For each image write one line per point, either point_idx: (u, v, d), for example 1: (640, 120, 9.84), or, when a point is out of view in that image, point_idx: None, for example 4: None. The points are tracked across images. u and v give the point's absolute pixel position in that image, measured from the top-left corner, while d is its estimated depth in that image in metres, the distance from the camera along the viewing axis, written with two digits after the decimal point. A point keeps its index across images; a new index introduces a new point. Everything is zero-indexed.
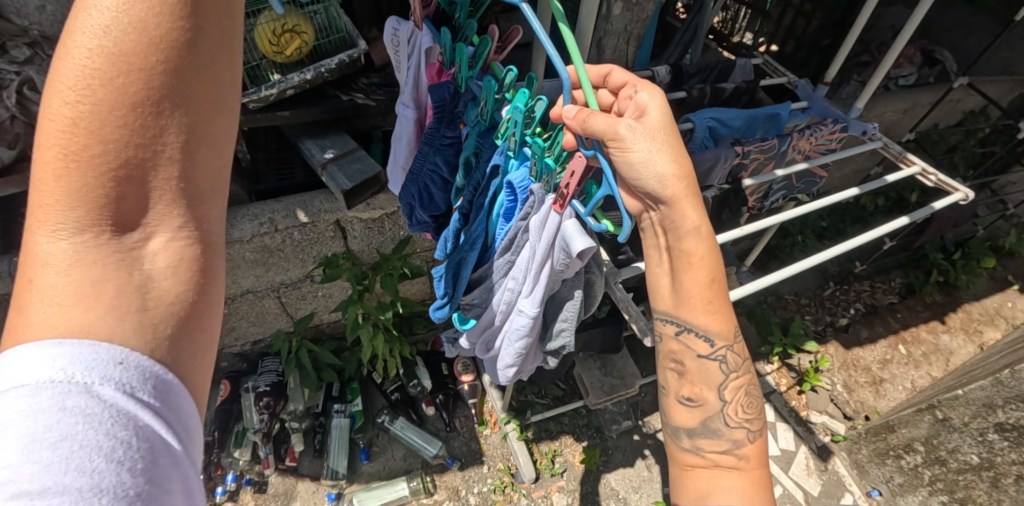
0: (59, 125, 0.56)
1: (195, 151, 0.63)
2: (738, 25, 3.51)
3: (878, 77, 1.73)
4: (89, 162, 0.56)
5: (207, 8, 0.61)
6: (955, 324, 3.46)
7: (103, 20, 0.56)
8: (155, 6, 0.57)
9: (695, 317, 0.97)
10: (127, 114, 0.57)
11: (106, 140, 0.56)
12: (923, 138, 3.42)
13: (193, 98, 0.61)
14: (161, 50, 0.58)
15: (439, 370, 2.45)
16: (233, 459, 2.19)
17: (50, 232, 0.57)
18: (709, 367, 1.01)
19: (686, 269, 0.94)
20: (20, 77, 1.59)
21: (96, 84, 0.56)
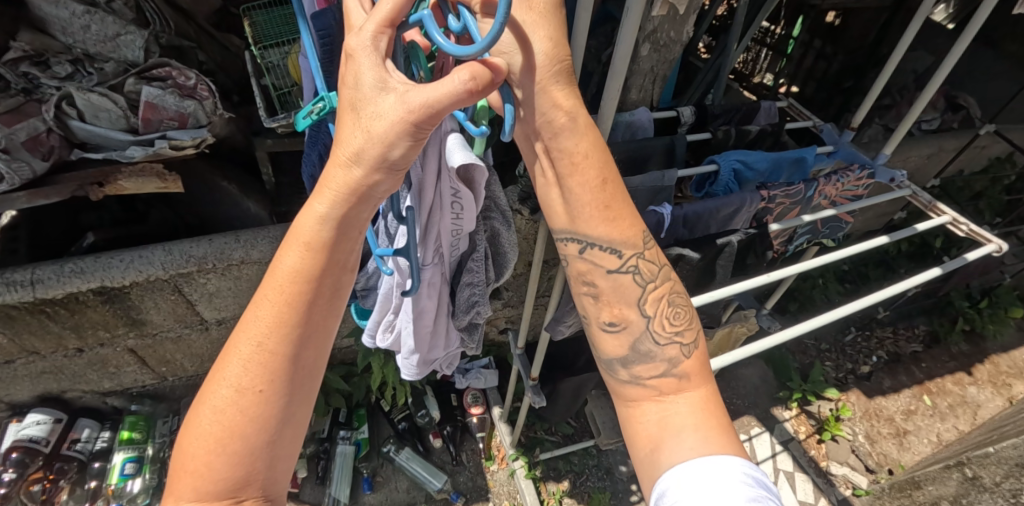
0: (208, 423, 0.76)
1: (283, 435, 0.80)
2: (758, 66, 3.49)
3: (909, 120, 1.68)
4: (223, 454, 0.75)
5: (315, 329, 0.80)
6: (982, 376, 3.33)
7: (250, 346, 0.76)
8: (282, 335, 0.77)
9: (595, 230, 0.91)
10: (249, 429, 0.76)
11: (238, 438, 0.76)
12: (948, 184, 3.38)
13: (294, 396, 0.80)
14: (277, 372, 0.77)
15: (449, 401, 2.42)
16: None
17: (176, 499, 0.76)
18: (623, 282, 0.97)
19: (571, 171, 0.87)
20: (61, 92, 1.64)
21: (231, 411, 0.76)
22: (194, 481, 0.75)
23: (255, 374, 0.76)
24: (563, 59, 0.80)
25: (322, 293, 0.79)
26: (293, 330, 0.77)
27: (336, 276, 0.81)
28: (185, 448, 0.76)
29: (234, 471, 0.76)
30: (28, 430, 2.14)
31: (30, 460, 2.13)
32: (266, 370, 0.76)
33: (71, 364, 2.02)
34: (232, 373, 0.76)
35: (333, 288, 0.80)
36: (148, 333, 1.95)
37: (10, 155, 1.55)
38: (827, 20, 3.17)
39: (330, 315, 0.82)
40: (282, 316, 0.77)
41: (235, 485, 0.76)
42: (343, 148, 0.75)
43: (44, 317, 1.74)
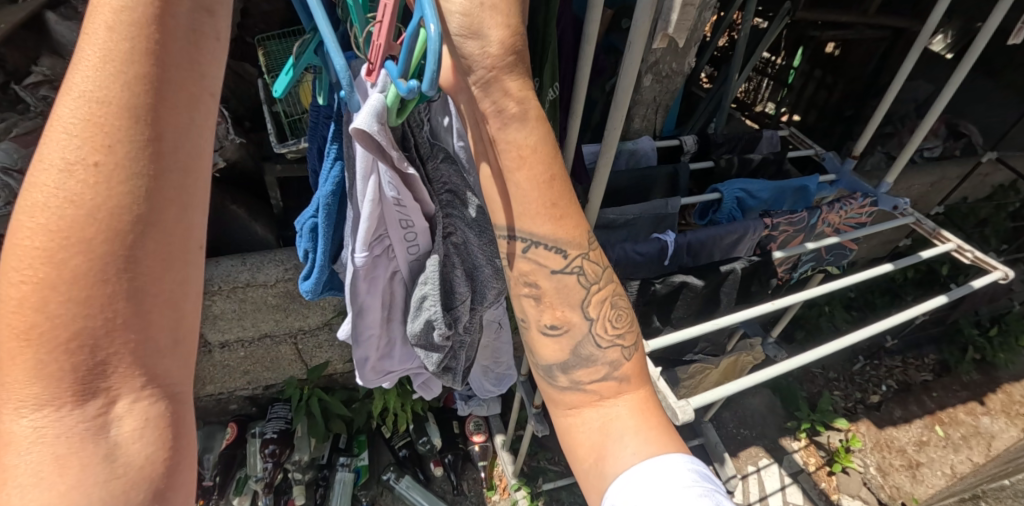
0: (33, 234, 0.55)
1: (149, 249, 0.60)
2: (760, 95, 3.55)
3: (909, 149, 1.70)
4: (61, 270, 0.55)
5: (170, 101, 0.59)
6: (995, 406, 3.26)
7: (73, 110, 0.55)
8: (115, 99, 0.56)
9: (539, 227, 0.83)
10: (85, 265, 0.56)
11: (80, 248, 0.56)
12: (952, 211, 3.38)
13: (157, 195, 0.59)
14: (109, 175, 0.56)
15: (450, 428, 2.38)
16: None
17: (15, 416, 0.58)
18: (568, 283, 0.89)
19: (519, 165, 0.78)
20: None
21: (61, 200, 0.55)
22: (31, 365, 0.56)
23: (75, 183, 0.55)
24: (519, 49, 0.72)
25: (168, 45, 0.59)
26: (119, 117, 0.56)
27: (183, 41, 0.60)
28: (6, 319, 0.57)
29: (77, 298, 0.56)
30: None
31: None
32: (99, 139, 0.55)
33: None
34: (56, 148, 0.56)
35: (184, 44, 0.60)
36: None
37: (26, 175, 1.58)
38: (826, 50, 3.25)
39: (183, 107, 0.61)
40: (95, 98, 0.55)
41: (85, 358, 0.58)
42: None
43: None
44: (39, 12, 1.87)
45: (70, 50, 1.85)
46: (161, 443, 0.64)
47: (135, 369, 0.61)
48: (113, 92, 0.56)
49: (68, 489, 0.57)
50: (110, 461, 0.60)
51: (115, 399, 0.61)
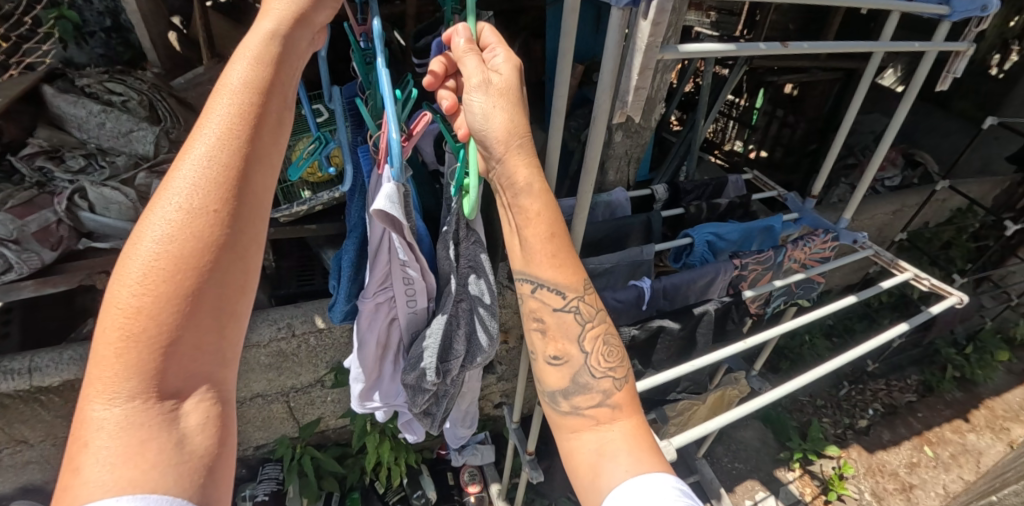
0: (148, 259, 0.59)
1: (240, 283, 0.64)
2: (727, 135, 3.73)
3: (865, 184, 1.81)
4: (172, 294, 0.59)
5: (271, 164, 0.67)
6: (979, 422, 3.33)
7: (199, 164, 0.62)
8: (235, 158, 0.63)
9: (544, 272, 0.92)
10: (192, 286, 0.60)
11: (190, 275, 0.60)
12: (916, 236, 3.56)
13: (252, 237, 0.65)
14: (225, 217, 0.62)
15: (445, 480, 2.36)
16: None
17: (104, 403, 0.58)
18: (567, 320, 0.95)
19: (525, 225, 0.89)
20: (74, 186, 1.72)
21: (181, 235, 0.60)
22: (133, 361, 0.58)
23: (195, 219, 0.60)
24: (524, 133, 0.84)
25: (276, 117, 0.68)
26: (236, 167, 0.63)
27: (284, 115, 0.69)
28: (110, 330, 0.58)
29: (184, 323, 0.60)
30: None
31: None
32: (219, 187, 0.62)
33: (59, 454, 1.96)
34: (178, 191, 0.61)
35: (284, 119, 0.69)
36: None
37: (21, 245, 1.61)
38: (785, 91, 3.42)
39: (279, 165, 0.68)
40: (222, 155, 0.63)
41: (177, 371, 0.61)
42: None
43: (38, 406, 1.74)
44: (36, 86, 1.96)
45: (65, 122, 1.92)
46: (221, 442, 0.63)
47: (212, 376, 0.63)
48: (237, 148, 0.63)
49: (150, 467, 0.56)
50: (181, 448, 0.59)
51: (190, 402, 0.61)
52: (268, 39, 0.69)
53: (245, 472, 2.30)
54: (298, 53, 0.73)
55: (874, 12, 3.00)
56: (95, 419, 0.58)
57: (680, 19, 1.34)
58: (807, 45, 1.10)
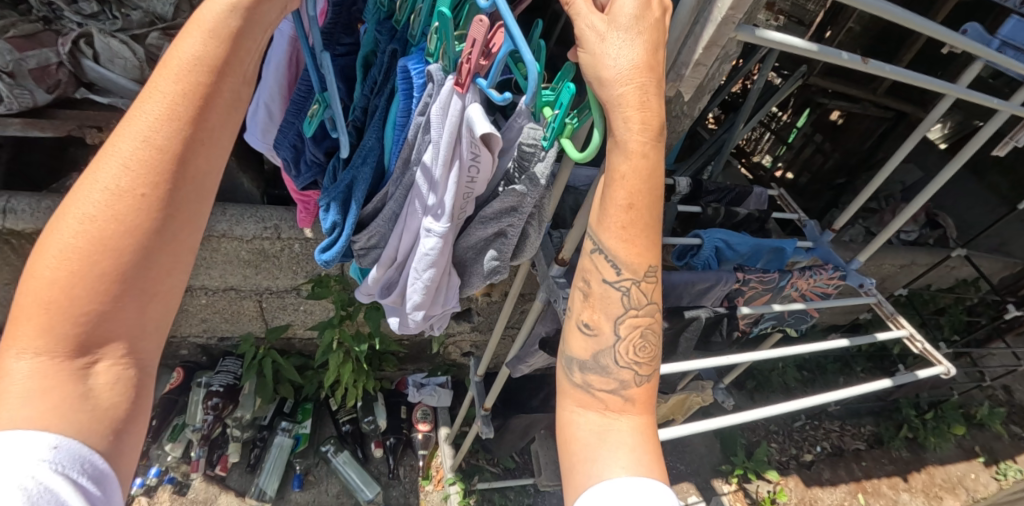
0: (70, 231, 0.58)
1: (165, 258, 0.62)
2: (760, 146, 3.64)
3: (886, 233, 1.76)
4: (89, 266, 0.58)
5: (212, 148, 0.63)
6: (917, 484, 3.40)
7: (132, 144, 0.59)
8: (169, 142, 0.60)
9: (609, 240, 0.84)
10: (114, 261, 0.59)
11: (110, 253, 0.59)
12: (914, 295, 3.53)
13: (182, 217, 0.63)
14: (152, 203, 0.60)
15: (398, 413, 2.34)
16: (161, 453, 2.09)
17: (16, 354, 0.59)
18: (612, 297, 0.88)
19: (610, 183, 0.80)
20: (81, 30, 1.62)
21: (104, 217, 0.58)
22: (45, 326, 0.59)
23: (120, 203, 0.59)
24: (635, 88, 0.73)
25: (223, 98, 0.63)
26: (171, 149, 0.60)
27: (232, 97, 0.64)
28: (33, 283, 0.59)
29: (100, 297, 0.60)
30: None
31: None
32: (149, 171, 0.59)
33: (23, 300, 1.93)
34: (108, 170, 0.59)
35: (234, 99, 0.65)
36: None
37: (15, 80, 1.54)
38: (830, 118, 3.30)
39: (222, 150, 0.65)
40: (158, 137, 0.60)
41: (88, 337, 0.61)
42: None
43: (8, 248, 1.71)
44: None
45: None
46: (132, 399, 0.64)
47: (128, 340, 0.63)
48: (174, 134, 0.60)
49: (52, 414, 0.60)
50: (85, 404, 0.61)
51: (99, 366, 0.61)
52: (226, 13, 0.63)
53: (204, 359, 2.30)
54: (260, 28, 0.67)
55: (948, 59, 2.85)
56: (6, 366, 0.59)
57: (755, 10, 1.24)
58: (886, 68, 1.03)
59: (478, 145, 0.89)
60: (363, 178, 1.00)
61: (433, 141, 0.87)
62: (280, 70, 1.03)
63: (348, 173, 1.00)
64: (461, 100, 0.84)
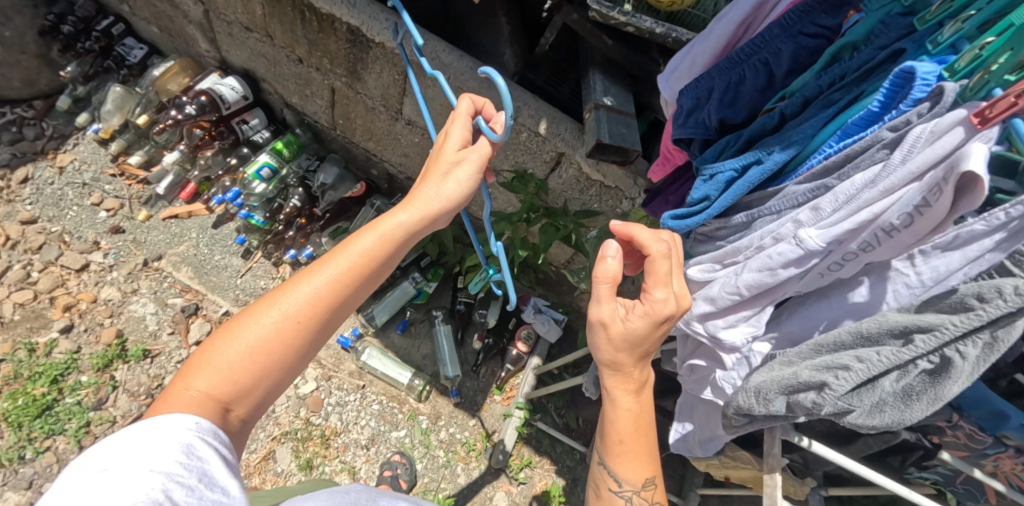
0: (257, 329, 0.82)
1: (293, 365, 0.86)
2: None
3: None
4: (259, 354, 0.82)
5: (348, 306, 0.91)
6: None
7: (317, 286, 0.86)
8: (336, 292, 0.88)
9: (617, 459, 0.94)
10: (281, 354, 0.84)
11: (275, 351, 0.83)
12: None
13: (316, 341, 0.88)
14: (309, 326, 0.86)
15: (507, 322, 2.39)
16: (318, 242, 2.28)
17: (188, 384, 0.78)
18: (615, 501, 0.94)
19: (612, 422, 0.94)
20: None
21: (279, 332, 0.83)
22: (220, 381, 0.79)
23: (292, 325, 0.84)
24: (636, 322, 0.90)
25: (374, 276, 0.92)
26: (334, 301, 0.88)
27: (377, 275, 0.93)
28: (221, 356, 0.80)
29: (256, 375, 0.82)
30: (222, 87, 2.19)
31: (208, 111, 2.18)
32: (320, 308, 0.86)
33: (284, 66, 2.10)
34: (292, 301, 0.85)
35: (378, 277, 0.93)
36: (354, 94, 2.00)
37: None
38: None
39: (351, 308, 0.93)
40: (329, 290, 0.87)
41: (240, 393, 0.81)
42: (423, 185, 0.95)
43: (298, 19, 1.85)
44: None
45: None
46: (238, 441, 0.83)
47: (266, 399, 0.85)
48: (343, 289, 0.88)
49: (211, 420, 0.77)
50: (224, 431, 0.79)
51: (234, 420, 0.81)
52: (402, 225, 0.93)
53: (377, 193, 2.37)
54: (413, 238, 0.96)
55: None
56: (177, 399, 0.76)
57: None
58: None
59: (943, 188, 0.68)
60: (760, 167, 0.94)
61: (897, 162, 0.74)
62: (727, 29, 1.02)
63: (751, 154, 0.96)
64: (965, 134, 0.68)
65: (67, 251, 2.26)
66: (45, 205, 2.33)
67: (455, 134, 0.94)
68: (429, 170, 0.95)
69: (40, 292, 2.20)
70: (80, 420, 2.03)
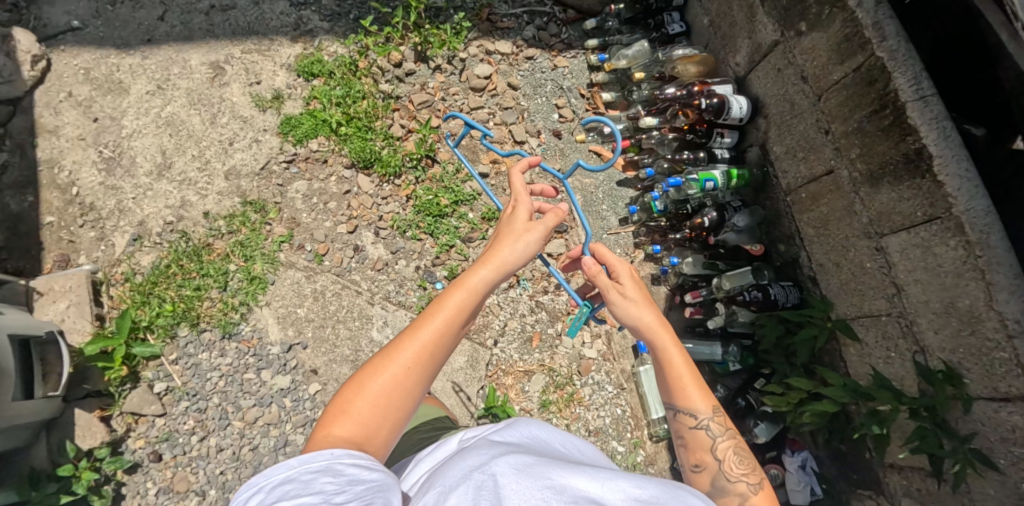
0: (383, 380, 1.03)
1: (415, 395, 1.07)
2: None
3: None
4: (377, 397, 1.02)
5: (450, 344, 1.12)
6: None
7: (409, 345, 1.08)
8: (433, 336, 1.09)
9: (691, 399, 1.32)
10: (400, 394, 1.04)
11: (392, 390, 1.03)
12: None
13: (428, 375, 1.08)
14: (416, 366, 1.06)
15: (768, 448, 2.38)
16: (684, 259, 2.48)
17: (327, 434, 0.97)
18: (701, 439, 1.31)
19: (673, 372, 1.34)
20: None
21: (398, 379, 1.04)
22: (356, 430, 0.98)
23: (404, 369, 1.05)
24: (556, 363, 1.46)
25: (462, 320, 1.15)
26: (433, 343, 1.09)
27: (465, 321, 1.16)
28: (352, 408, 1.00)
29: (382, 412, 1.02)
30: (734, 102, 2.32)
31: (709, 112, 2.31)
32: (425, 353, 1.08)
33: (801, 127, 2.20)
34: (405, 354, 1.06)
35: (466, 322, 1.16)
36: (847, 191, 2.06)
37: None
38: None
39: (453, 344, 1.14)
40: (428, 338, 1.08)
41: (371, 433, 1.00)
42: (498, 257, 1.22)
43: (874, 111, 1.90)
44: None
45: None
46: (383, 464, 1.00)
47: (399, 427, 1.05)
48: (438, 336, 1.10)
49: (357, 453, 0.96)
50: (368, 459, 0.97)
51: (373, 458, 0.99)
52: (477, 287, 1.16)
53: (768, 271, 2.38)
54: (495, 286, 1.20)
55: None
56: (322, 442, 0.94)
57: None
58: None
59: None
60: None
61: None
62: None
63: None
64: None
65: (520, 123, 2.71)
66: (530, 82, 2.80)
67: (524, 210, 1.33)
68: (498, 241, 1.26)
69: (487, 137, 2.67)
70: (450, 239, 2.52)
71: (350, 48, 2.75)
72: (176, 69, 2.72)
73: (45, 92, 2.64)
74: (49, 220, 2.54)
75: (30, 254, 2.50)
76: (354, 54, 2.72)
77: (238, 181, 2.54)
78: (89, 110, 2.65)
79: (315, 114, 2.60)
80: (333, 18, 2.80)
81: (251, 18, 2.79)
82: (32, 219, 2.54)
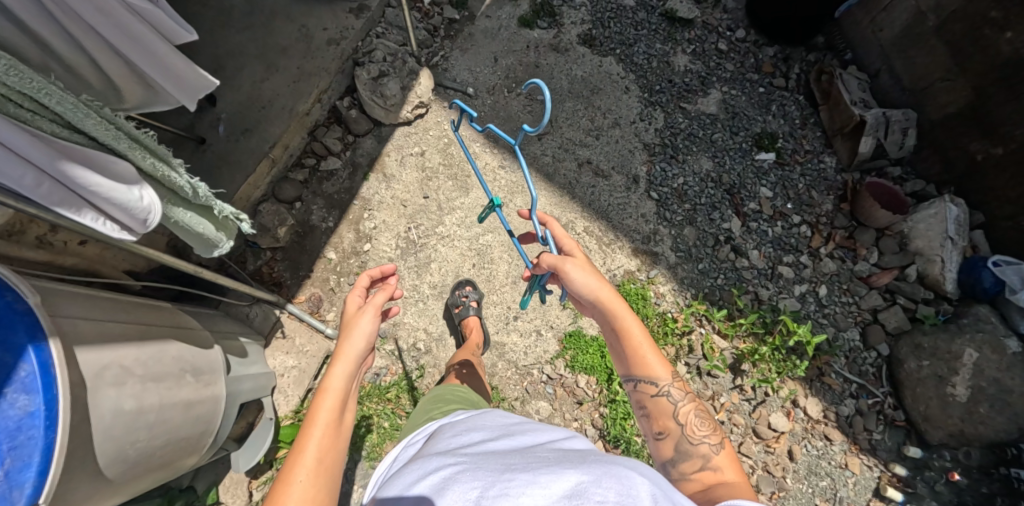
0: (308, 477, 1.16)
1: (335, 466, 1.22)
2: None
3: None
4: (310, 489, 1.15)
5: (344, 415, 1.28)
6: None
7: (316, 437, 1.21)
8: (332, 418, 1.24)
9: (648, 362, 1.46)
10: (326, 477, 1.18)
11: (320, 477, 1.18)
12: None
13: (338, 445, 1.24)
14: (330, 448, 1.22)
15: None
16: None
17: None
18: (660, 403, 1.45)
19: (623, 338, 1.48)
20: None
21: (318, 465, 1.18)
22: None
23: (322, 453, 1.20)
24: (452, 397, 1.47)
25: (347, 394, 1.31)
26: (333, 420, 1.24)
27: (349, 392, 1.32)
28: None
29: (319, 500, 1.15)
30: None
31: None
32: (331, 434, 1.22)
33: None
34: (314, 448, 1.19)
35: (351, 393, 1.33)
36: None
37: None
38: None
39: (349, 410, 1.31)
40: (324, 423, 1.23)
41: None
42: (355, 338, 1.37)
43: None
44: None
45: None
46: None
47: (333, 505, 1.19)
48: (334, 414, 1.25)
49: None
50: None
51: None
52: (353, 357, 1.33)
53: None
54: (361, 353, 1.37)
55: None
56: None
57: None
58: None
59: None
60: None
61: None
62: None
63: None
64: None
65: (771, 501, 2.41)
66: (809, 463, 2.47)
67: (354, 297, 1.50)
68: (344, 335, 1.39)
69: None
70: None
71: (679, 305, 2.54)
72: (519, 200, 2.61)
73: (406, 134, 2.70)
74: (329, 256, 2.52)
75: (297, 272, 2.50)
76: (676, 311, 2.53)
77: (496, 358, 2.40)
78: (427, 183, 2.62)
79: (605, 352, 2.41)
80: (682, 255, 2.60)
81: (612, 203, 2.64)
82: (319, 243, 2.55)
